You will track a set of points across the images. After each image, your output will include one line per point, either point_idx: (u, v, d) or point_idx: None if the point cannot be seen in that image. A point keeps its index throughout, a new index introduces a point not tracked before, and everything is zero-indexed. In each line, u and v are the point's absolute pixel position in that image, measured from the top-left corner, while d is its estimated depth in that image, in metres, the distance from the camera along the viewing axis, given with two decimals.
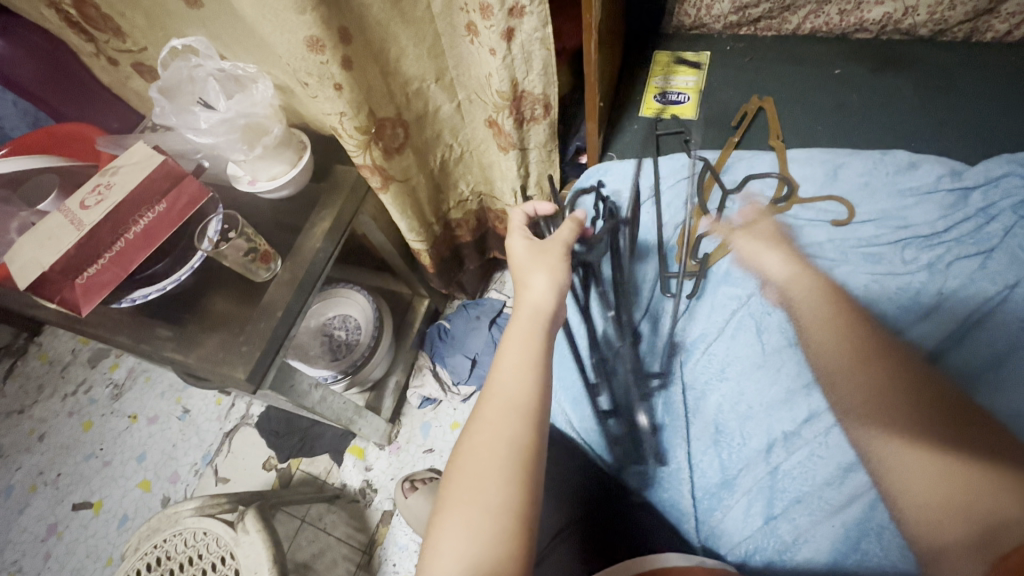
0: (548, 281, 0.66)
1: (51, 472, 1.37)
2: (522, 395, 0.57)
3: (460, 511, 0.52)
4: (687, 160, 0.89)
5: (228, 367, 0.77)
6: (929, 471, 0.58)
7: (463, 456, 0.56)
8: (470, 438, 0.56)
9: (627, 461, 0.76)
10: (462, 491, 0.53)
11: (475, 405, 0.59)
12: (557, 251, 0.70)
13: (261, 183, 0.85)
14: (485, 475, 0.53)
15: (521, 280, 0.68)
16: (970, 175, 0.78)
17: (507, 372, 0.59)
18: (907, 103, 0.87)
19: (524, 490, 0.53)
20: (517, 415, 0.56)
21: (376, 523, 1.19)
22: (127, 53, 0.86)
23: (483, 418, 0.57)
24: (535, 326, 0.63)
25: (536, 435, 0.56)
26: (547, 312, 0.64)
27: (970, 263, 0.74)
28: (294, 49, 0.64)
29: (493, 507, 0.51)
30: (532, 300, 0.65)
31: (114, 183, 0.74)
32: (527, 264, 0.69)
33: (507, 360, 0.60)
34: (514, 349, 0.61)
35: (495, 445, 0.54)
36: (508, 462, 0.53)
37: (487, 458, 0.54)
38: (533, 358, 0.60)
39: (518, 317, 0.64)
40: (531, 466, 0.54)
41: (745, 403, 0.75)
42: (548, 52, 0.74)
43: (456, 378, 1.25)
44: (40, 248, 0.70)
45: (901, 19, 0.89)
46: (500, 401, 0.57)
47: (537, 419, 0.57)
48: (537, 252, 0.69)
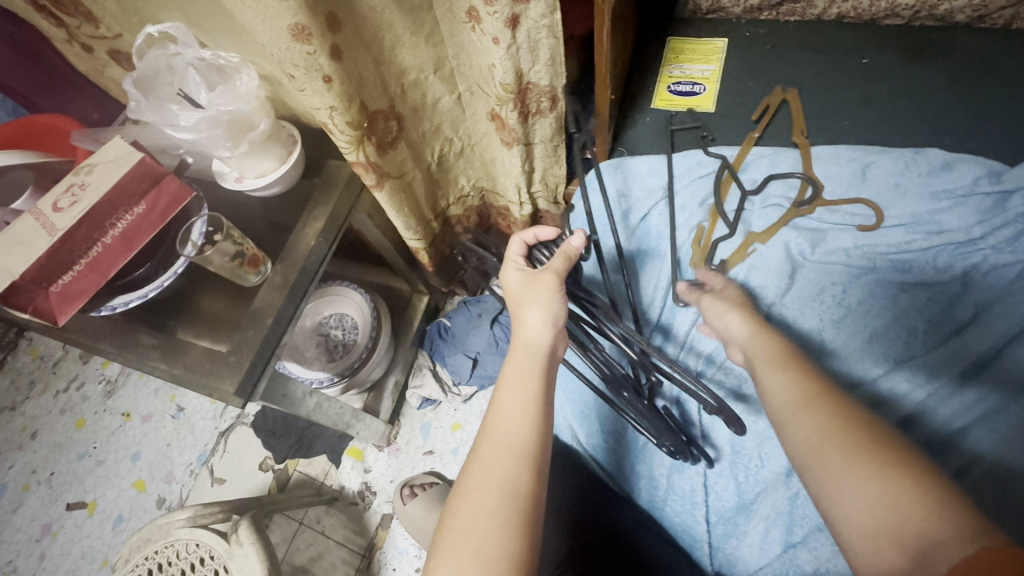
0: (541, 315, 0.62)
1: (43, 471, 1.34)
2: (518, 436, 0.56)
3: (452, 561, 0.49)
4: (704, 157, 0.84)
5: (215, 379, 0.73)
6: (860, 488, 0.49)
7: (457, 501, 0.54)
8: (465, 482, 0.55)
9: (634, 482, 0.74)
10: (455, 538, 0.51)
11: (472, 448, 0.58)
12: (551, 278, 0.63)
13: (249, 181, 0.80)
14: (478, 522, 0.51)
15: (517, 314, 0.64)
16: (1010, 177, 0.72)
17: (503, 414, 0.58)
18: (941, 95, 0.81)
19: (522, 540, 0.50)
20: (514, 457, 0.54)
21: (375, 526, 1.16)
22: (101, 40, 0.79)
23: (478, 461, 0.55)
24: (531, 363, 0.61)
25: (533, 478, 0.54)
26: (541, 348, 0.61)
27: (1009, 271, 0.70)
28: (277, 38, 0.58)
29: (485, 556, 0.49)
30: (526, 336, 0.62)
31: (88, 183, 0.69)
32: (520, 296, 0.64)
33: (506, 400, 0.58)
34: (510, 389, 0.59)
35: (488, 488, 0.53)
36: (503, 507, 0.52)
37: (480, 503, 0.52)
38: (532, 396, 0.58)
39: (512, 355, 0.62)
40: (529, 512, 0.51)
41: (765, 422, 0.71)
42: (556, 41, 0.68)
43: (456, 378, 1.21)
44: (9, 254, 0.65)
45: (936, 4, 0.83)
46: (496, 443, 0.56)
47: (536, 464, 0.55)
48: (528, 284, 0.64)
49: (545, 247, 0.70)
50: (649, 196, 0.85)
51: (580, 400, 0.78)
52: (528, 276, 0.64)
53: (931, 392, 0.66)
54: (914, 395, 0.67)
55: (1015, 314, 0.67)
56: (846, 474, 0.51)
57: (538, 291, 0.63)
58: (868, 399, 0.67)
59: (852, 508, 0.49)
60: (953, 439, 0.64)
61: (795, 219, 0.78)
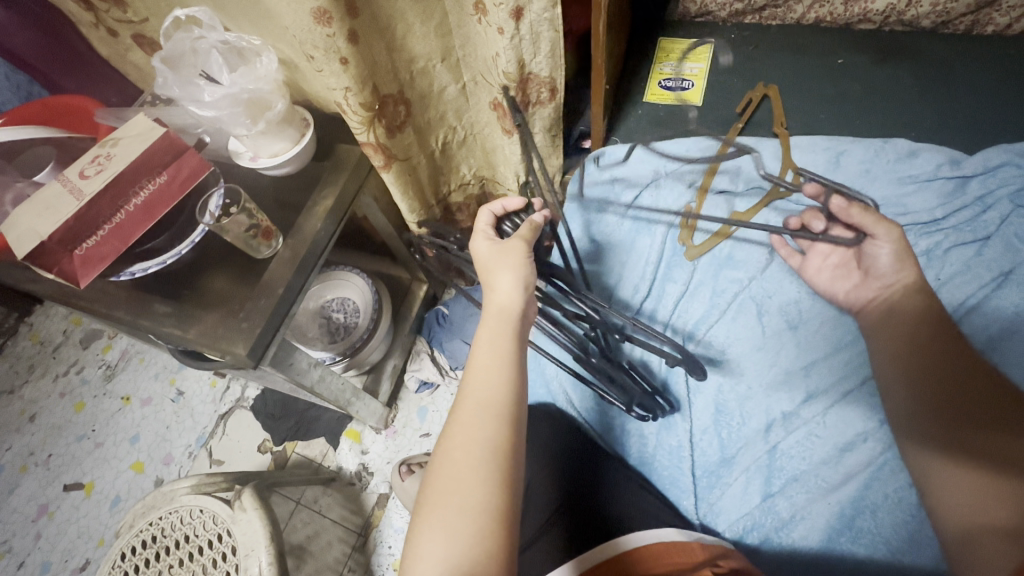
0: (512, 280, 0.65)
1: (41, 453, 1.36)
2: (495, 397, 0.60)
3: (438, 514, 0.55)
4: (691, 146, 0.90)
5: (228, 343, 0.76)
6: (964, 488, 0.57)
7: (440, 460, 0.58)
8: (446, 443, 0.59)
9: (625, 441, 0.81)
10: (440, 495, 0.56)
11: (452, 409, 0.62)
12: (518, 245, 0.67)
13: (263, 160, 0.84)
14: (461, 478, 0.55)
15: (487, 281, 0.67)
16: (969, 164, 0.79)
17: (480, 376, 0.62)
18: (908, 92, 0.88)
19: (500, 489, 0.55)
20: (492, 415, 0.59)
21: (371, 506, 1.19)
22: (127, 24, 0.84)
23: (458, 421, 0.59)
24: (505, 326, 0.64)
25: (508, 433, 0.58)
26: (514, 312, 0.65)
27: (966, 251, 0.75)
28: (302, 21, 0.64)
29: (469, 507, 0.54)
30: (498, 302, 0.65)
31: (114, 154, 0.73)
32: (490, 265, 0.67)
33: (479, 363, 0.62)
34: (485, 354, 0.63)
35: (467, 446, 0.57)
36: (484, 463, 0.56)
37: (462, 461, 0.57)
38: (505, 359, 0.62)
39: (487, 319, 0.65)
40: (507, 467, 0.56)
41: (745, 384, 0.77)
42: (556, 34, 0.74)
43: (453, 363, 1.25)
44: (37, 218, 0.69)
45: (904, 10, 0.90)
46: (473, 404, 0.60)
47: (511, 419, 0.59)
48: (496, 252, 0.68)
49: (512, 218, 0.73)
50: (640, 179, 0.91)
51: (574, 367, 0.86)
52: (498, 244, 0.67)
53: None
54: None
55: (973, 285, 0.73)
56: (953, 478, 0.59)
57: (509, 259, 0.66)
58: (834, 364, 0.75)
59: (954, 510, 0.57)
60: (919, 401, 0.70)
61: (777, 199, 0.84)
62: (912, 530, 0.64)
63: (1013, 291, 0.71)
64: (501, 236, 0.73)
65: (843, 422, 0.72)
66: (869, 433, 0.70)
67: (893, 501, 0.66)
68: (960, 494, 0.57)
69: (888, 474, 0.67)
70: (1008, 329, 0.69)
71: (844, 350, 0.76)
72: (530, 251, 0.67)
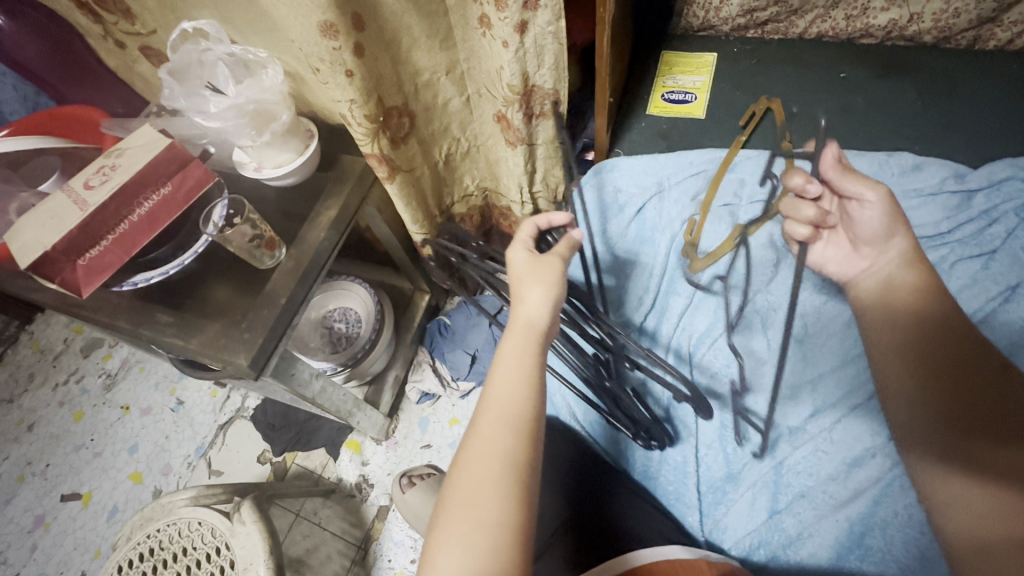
0: (541, 295, 0.65)
1: (39, 462, 1.35)
2: (516, 412, 0.59)
3: (455, 528, 0.54)
4: (694, 158, 0.90)
5: (230, 353, 0.76)
6: (981, 499, 0.54)
7: (459, 472, 0.58)
8: (466, 455, 0.58)
9: (629, 455, 0.80)
10: (458, 509, 0.55)
11: (472, 420, 0.61)
12: (554, 263, 0.68)
13: (267, 171, 0.84)
14: (480, 494, 0.55)
15: (517, 292, 0.66)
16: (974, 178, 0.79)
17: (502, 389, 0.61)
18: (912, 106, 0.88)
19: (519, 507, 0.54)
20: (514, 430, 0.58)
21: (371, 519, 1.18)
22: (135, 36, 0.85)
23: (478, 435, 0.58)
24: (529, 339, 0.63)
25: (529, 449, 0.58)
26: (540, 327, 0.64)
27: (972, 264, 0.75)
28: (308, 34, 0.64)
29: (487, 524, 0.53)
30: (525, 313, 0.64)
31: (119, 164, 0.73)
32: (522, 276, 0.67)
33: (502, 375, 0.61)
34: (507, 366, 0.62)
35: (488, 460, 0.56)
36: (503, 479, 0.55)
37: (481, 476, 0.56)
38: (529, 373, 0.61)
39: (511, 330, 0.64)
40: (527, 484, 0.55)
41: (751, 398, 0.77)
42: (560, 47, 0.74)
43: (455, 374, 1.24)
44: (42, 227, 0.69)
45: (906, 26, 0.90)
46: (495, 417, 0.59)
47: (533, 435, 0.59)
48: (532, 264, 0.68)
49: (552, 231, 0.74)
50: (644, 192, 0.91)
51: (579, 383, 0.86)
52: (535, 258, 0.67)
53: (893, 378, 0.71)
54: None
55: (981, 298, 0.72)
56: (965, 490, 0.56)
57: (542, 273, 0.66)
58: (840, 380, 0.74)
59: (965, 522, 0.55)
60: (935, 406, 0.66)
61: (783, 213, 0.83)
62: (923, 548, 0.63)
63: (1020, 304, 0.71)
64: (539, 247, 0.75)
65: (852, 437, 0.71)
66: (877, 448, 0.69)
67: (904, 519, 0.65)
68: (972, 506, 0.55)
69: (897, 491, 0.67)
70: (1017, 343, 0.69)
71: (851, 364, 0.74)
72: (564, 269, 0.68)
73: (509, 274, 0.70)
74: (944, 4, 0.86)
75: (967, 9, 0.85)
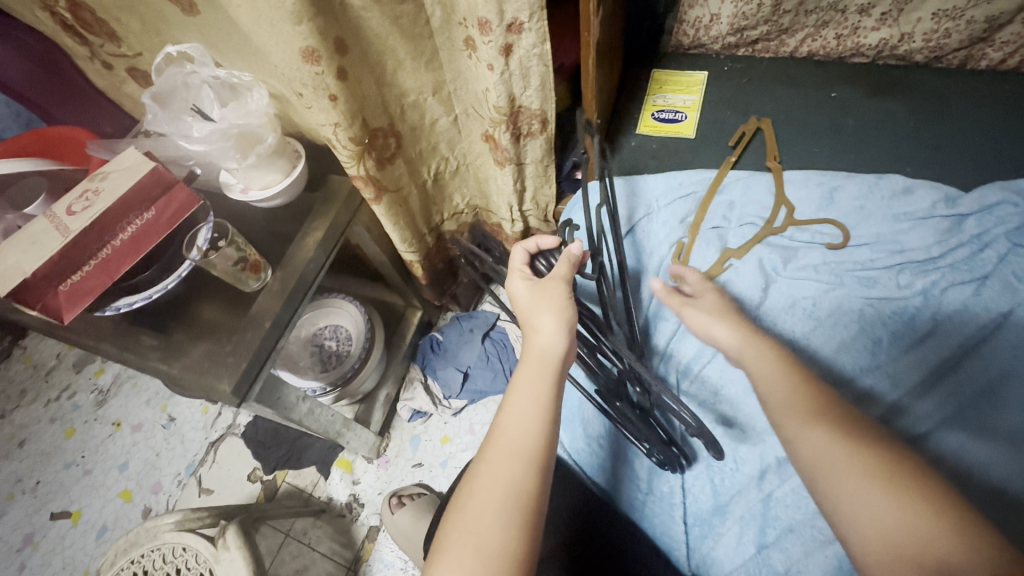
0: (555, 323, 0.67)
1: (29, 480, 1.34)
2: (525, 440, 0.61)
3: (457, 554, 0.54)
4: (683, 179, 0.89)
5: (213, 379, 0.75)
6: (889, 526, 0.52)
7: (466, 498, 0.59)
8: (474, 480, 0.60)
9: (619, 486, 0.80)
10: (463, 536, 0.56)
11: (483, 446, 0.63)
12: (558, 287, 0.70)
13: (254, 192, 0.84)
14: (484, 520, 0.56)
15: (530, 323, 0.70)
16: (965, 202, 0.78)
17: (513, 419, 0.63)
18: (904, 126, 0.87)
19: (522, 538, 0.55)
20: (523, 460, 0.60)
21: (361, 539, 1.16)
22: (122, 58, 0.85)
23: (488, 460, 0.60)
24: (544, 370, 0.66)
25: (537, 480, 0.59)
26: (554, 356, 0.66)
27: (965, 290, 0.74)
28: (290, 59, 0.64)
29: (487, 552, 0.54)
30: (539, 345, 0.68)
31: (102, 188, 0.72)
32: (530, 307, 0.70)
33: (513, 405, 0.63)
34: (521, 395, 0.64)
35: (494, 488, 0.58)
36: (507, 507, 0.57)
37: (487, 502, 0.57)
38: (541, 406, 0.63)
39: (527, 361, 0.67)
40: (532, 513, 0.57)
41: (739, 429, 0.77)
42: (546, 69, 0.73)
43: (447, 391, 1.23)
44: (23, 252, 0.68)
45: (897, 45, 0.90)
46: (505, 447, 0.61)
47: (541, 465, 0.60)
48: (535, 293, 0.71)
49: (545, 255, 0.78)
50: (632, 213, 0.90)
51: (567, 408, 0.86)
52: (536, 287, 0.71)
53: (899, 400, 0.71)
54: (884, 401, 0.71)
55: (973, 326, 0.72)
56: (870, 498, 0.54)
57: (550, 300, 0.69)
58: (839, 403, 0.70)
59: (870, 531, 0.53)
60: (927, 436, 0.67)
61: (790, 248, 0.82)
62: None
63: (1016, 331, 0.71)
64: (536, 272, 0.78)
65: None
66: None
67: None
68: (882, 518, 0.53)
69: None
70: (1009, 371, 0.69)
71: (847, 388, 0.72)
72: (568, 291, 0.70)
73: (513, 306, 0.74)
74: (934, 24, 0.85)
75: (958, 29, 0.84)
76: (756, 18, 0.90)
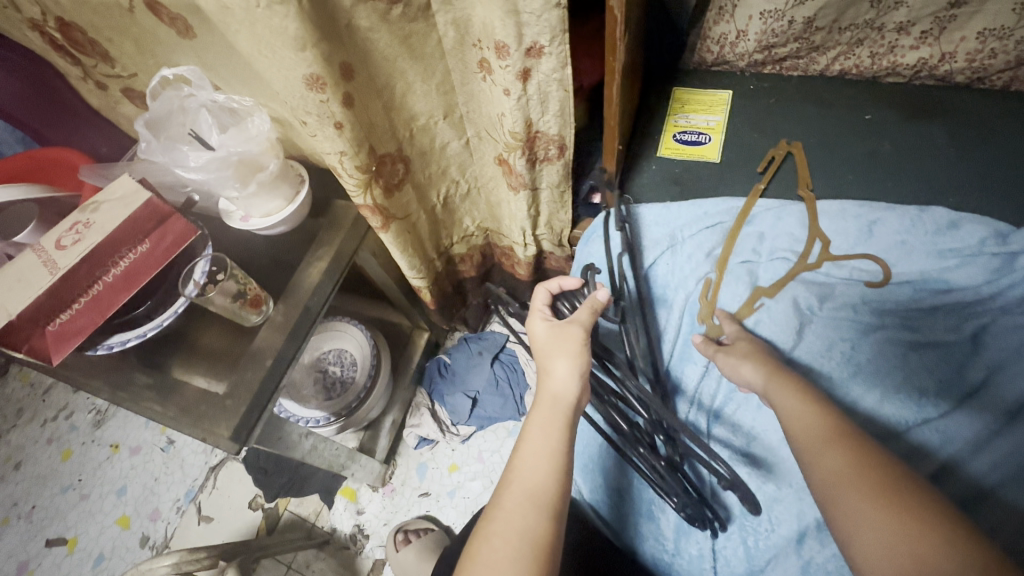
0: (569, 367, 0.63)
1: (25, 504, 1.30)
2: (539, 486, 0.56)
3: None
4: (710, 209, 0.84)
5: (210, 424, 0.70)
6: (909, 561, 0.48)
7: (475, 550, 0.54)
8: (484, 530, 0.55)
9: (641, 545, 0.75)
10: None
11: (495, 493, 0.59)
12: (576, 331, 0.66)
13: (254, 220, 0.79)
14: (495, 572, 0.51)
15: (543, 366, 0.66)
16: (1016, 239, 0.73)
17: (526, 463, 0.58)
18: (944, 153, 0.82)
19: None
20: (537, 509, 0.55)
21: (366, 573, 1.12)
22: (116, 79, 0.80)
23: (500, 509, 0.56)
24: (557, 413, 0.61)
25: (553, 531, 0.54)
26: (567, 401, 0.62)
27: (1020, 333, 0.71)
28: (293, 87, 0.59)
29: None
30: (552, 389, 0.63)
31: (93, 221, 0.68)
32: (547, 348, 0.66)
33: (527, 447, 0.59)
34: (534, 437, 0.60)
35: (506, 539, 0.53)
36: (521, 559, 0.52)
37: (499, 553, 0.52)
38: (555, 449, 0.59)
39: (538, 405, 0.63)
40: (548, 567, 0.52)
41: (773, 484, 0.72)
42: (566, 93, 0.69)
43: (455, 418, 1.19)
44: (8, 291, 0.64)
45: (937, 65, 0.84)
46: (517, 493, 0.56)
47: (557, 513, 0.55)
48: (554, 333, 0.67)
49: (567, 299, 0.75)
50: (655, 246, 0.86)
51: (584, 452, 0.81)
52: (556, 328, 0.67)
53: (954, 455, 0.68)
54: (938, 456, 0.69)
55: None
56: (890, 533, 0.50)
57: (564, 343, 0.65)
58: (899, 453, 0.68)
59: (876, 549, 0.50)
60: (989, 496, 0.66)
61: (826, 284, 0.79)
62: None
63: None
64: (557, 315, 0.74)
65: None
66: None
67: None
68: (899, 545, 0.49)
69: None
70: None
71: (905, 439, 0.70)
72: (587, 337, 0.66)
73: (532, 347, 0.70)
74: (978, 44, 0.80)
75: (1005, 50, 0.79)
76: (787, 35, 0.85)
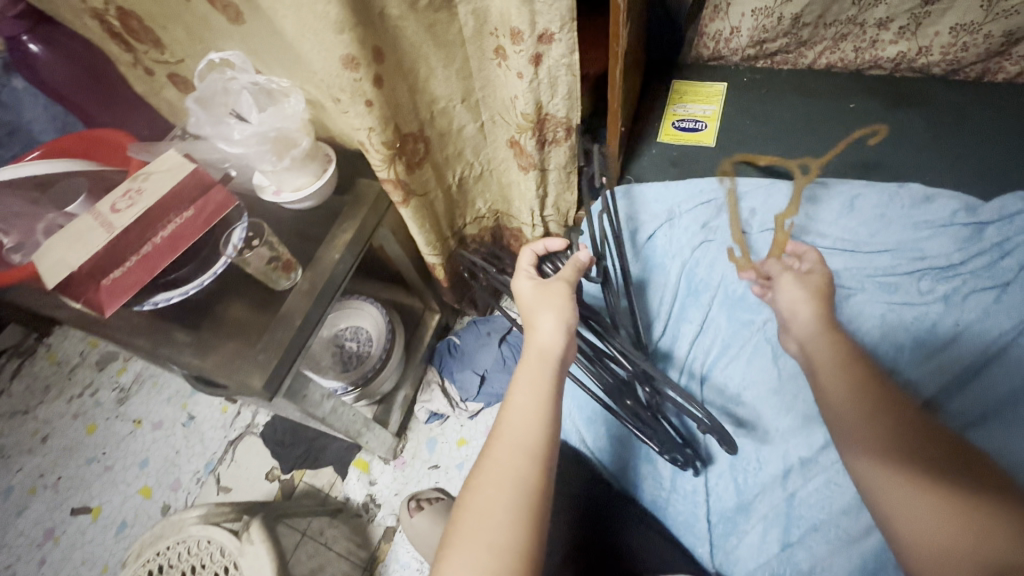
0: (555, 323, 0.70)
1: (51, 475, 1.36)
2: (530, 436, 0.62)
3: (467, 549, 0.55)
4: (705, 187, 0.92)
5: (244, 375, 0.77)
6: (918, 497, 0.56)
7: (471, 494, 0.60)
8: (478, 477, 0.60)
9: (640, 486, 0.82)
10: (470, 531, 0.56)
11: (487, 444, 0.64)
12: (562, 288, 0.73)
13: (285, 194, 0.87)
14: (490, 513, 0.57)
15: (532, 321, 0.73)
16: (985, 211, 0.80)
17: (515, 416, 0.64)
18: (921, 138, 0.89)
19: (528, 531, 0.55)
20: (527, 456, 0.60)
21: (378, 539, 1.18)
22: (163, 65, 0.89)
23: (492, 458, 0.61)
24: (543, 369, 0.67)
25: (542, 473, 0.60)
26: (554, 354, 0.68)
27: (985, 296, 0.76)
28: (330, 67, 0.66)
29: (496, 544, 0.54)
30: (538, 344, 0.70)
31: (145, 188, 0.76)
32: (535, 303, 0.73)
33: (514, 402, 0.65)
34: (521, 393, 0.66)
35: (500, 483, 0.58)
36: (514, 499, 0.57)
37: (493, 495, 0.58)
38: (542, 402, 0.64)
39: (527, 360, 0.69)
40: (538, 504, 0.57)
41: (762, 426, 0.79)
42: (573, 78, 0.76)
43: (464, 394, 1.25)
44: (69, 248, 0.71)
45: (915, 58, 0.91)
46: (508, 443, 0.62)
47: (546, 458, 0.61)
48: (541, 292, 0.74)
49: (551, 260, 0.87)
50: (655, 219, 0.93)
51: (587, 407, 0.88)
52: (541, 288, 0.74)
53: (935, 396, 0.72)
54: (919, 396, 0.73)
55: (995, 332, 0.74)
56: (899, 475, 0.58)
57: (549, 299, 0.73)
58: None
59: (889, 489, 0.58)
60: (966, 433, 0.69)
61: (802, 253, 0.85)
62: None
63: None
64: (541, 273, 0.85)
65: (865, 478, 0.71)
66: None
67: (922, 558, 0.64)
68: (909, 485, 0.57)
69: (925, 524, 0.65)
70: None
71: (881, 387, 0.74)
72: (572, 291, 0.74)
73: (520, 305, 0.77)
74: (952, 38, 0.87)
75: (976, 43, 0.86)
76: (776, 30, 0.93)
